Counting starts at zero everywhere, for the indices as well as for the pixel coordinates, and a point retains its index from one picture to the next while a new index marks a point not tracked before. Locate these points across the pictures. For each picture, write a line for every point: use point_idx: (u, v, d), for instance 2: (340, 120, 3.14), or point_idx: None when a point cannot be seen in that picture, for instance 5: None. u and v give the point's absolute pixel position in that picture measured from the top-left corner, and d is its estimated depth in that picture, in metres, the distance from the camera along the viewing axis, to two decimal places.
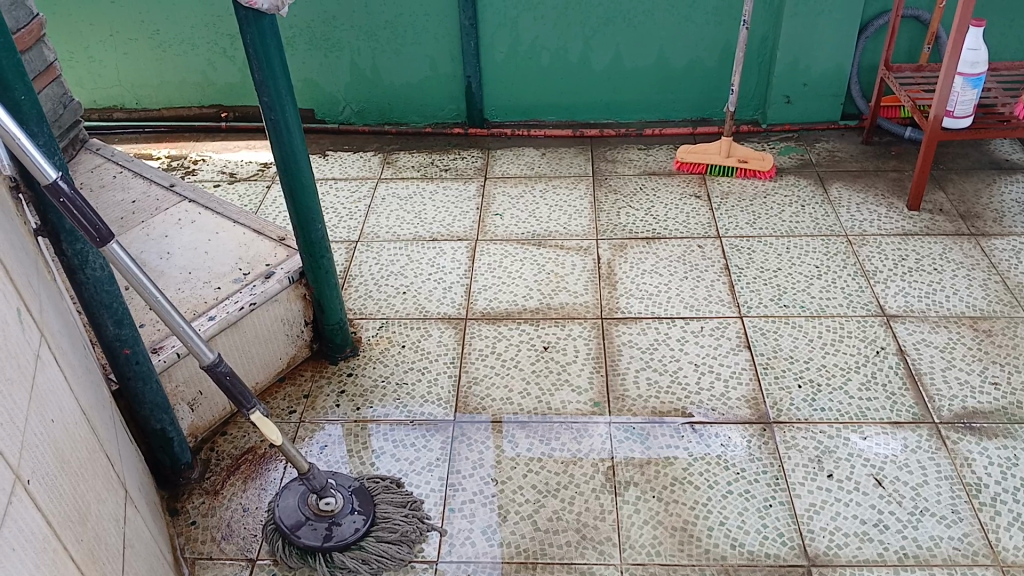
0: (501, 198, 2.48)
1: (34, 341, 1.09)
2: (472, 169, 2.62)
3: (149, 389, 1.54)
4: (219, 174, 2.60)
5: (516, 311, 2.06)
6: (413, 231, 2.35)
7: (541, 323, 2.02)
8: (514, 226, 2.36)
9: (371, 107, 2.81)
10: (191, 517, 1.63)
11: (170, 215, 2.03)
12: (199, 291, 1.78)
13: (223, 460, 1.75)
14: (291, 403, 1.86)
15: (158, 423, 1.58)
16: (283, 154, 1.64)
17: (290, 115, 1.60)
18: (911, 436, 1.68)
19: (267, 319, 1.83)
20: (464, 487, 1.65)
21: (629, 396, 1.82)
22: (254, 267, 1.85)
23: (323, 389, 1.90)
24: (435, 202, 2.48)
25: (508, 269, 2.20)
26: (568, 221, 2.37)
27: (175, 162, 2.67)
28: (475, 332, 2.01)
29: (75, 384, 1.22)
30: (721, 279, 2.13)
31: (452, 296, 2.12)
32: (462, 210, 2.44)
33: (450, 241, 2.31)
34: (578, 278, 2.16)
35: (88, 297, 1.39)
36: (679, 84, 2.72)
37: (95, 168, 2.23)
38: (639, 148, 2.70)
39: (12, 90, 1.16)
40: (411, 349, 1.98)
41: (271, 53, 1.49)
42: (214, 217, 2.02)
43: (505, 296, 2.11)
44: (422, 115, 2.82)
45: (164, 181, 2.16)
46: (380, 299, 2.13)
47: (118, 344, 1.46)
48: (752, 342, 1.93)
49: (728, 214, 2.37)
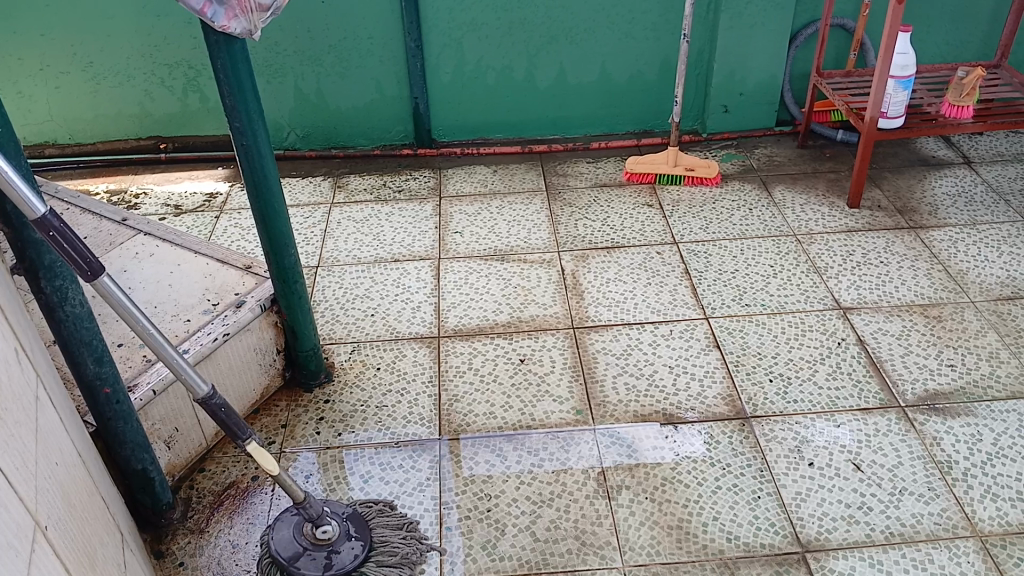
0: (458, 216, 2.48)
1: (32, 382, 1.05)
2: (425, 189, 2.61)
3: (130, 429, 1.49)
4: (164, 207, 2.53)
5: (488, 326, 2.07)
6: (374, 253, 2.33)
7: (513, 336, 2.04)
8: (475, 243, 2.36)
9: (318, 131, 2.78)
10: (178, 559, 1.58)
11: (126, 249, 1.96)
12: (168, 325, 1.73)
13: (205, 497, 1.70)
14: (269, 434, 1.82)
15: (139, 463, 1.53)
16: (254, 179, 1.61)
17: (262, 140, 1.57)
18: (881, 421, 1.76)
19: (240, 350, 1.79)
20: (458, 505, 1.64)
21: (610, 401, 1.84)
22: (223, 298, 1.81)
23: (301, 418, 1.86)
24: (392, 223, 2.46)
25: (474, 285, 2.21)
26: (528, 235, 2.40)
27: (116, 197, 2.59)
28: (450, 350, 2.00)
29: (68, 425, 1.17)
30: (683, 282, 2.19)
31: (422, 316, 2.11)
32: (420, 229, 2.43)
33: (413, 260, 2.30)
34: (545, 290, 2.18)
35: (68, 335, 1.34)
36: (622, 97, 2.79)
37: None
38: (587, 162, 2.75)
39: None
40: (387, 371, 1.96)
41: (243, 77, 1.47)
42: (172, 249, 1.96)
43: (475, 312, 2.12)
44: (369, 137, 2.80)
45: (116, 216, 2.08)
46: (348, 323, 2.10)
47: (98, 383, 1.41)
48: (720, 341, 1.99)
49: (681, 220, 2.44)
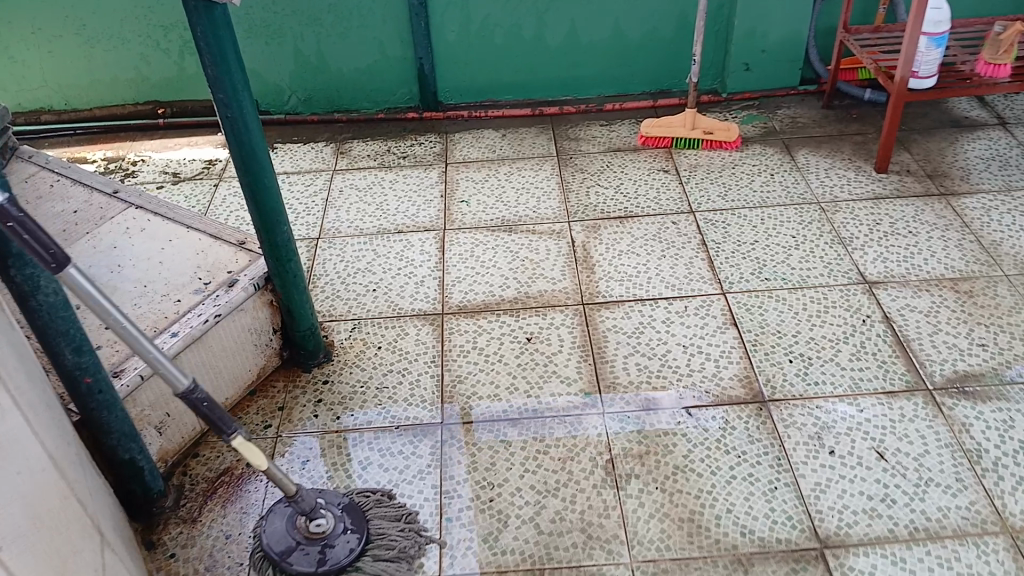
0: (465, 184, 2.38)
1: None
2: (430, 155, 2.51)
3: (116, 418, 1.43)
4: (161, 174, 2.45)
5: (493, 302, 1.98)
6: (377, 224, 2.24)
7: (521, 313, 1.95)
8: (482, 212, 2.26)
9: (320, 94, 2.66)
10: (169, 550, 1.54)
11: (117, 224, 1.87)
12: (157, 305, 1.66)
13: (198, 484, 1.65)
14: (265, 417, 1.76)
15: (126, 453, 1.48)
16: (242, 154, 1.51)
17: (248, 111, 1.47)
18: (906, 405, 1.66)
19: (233, 331, 1.71)
20: (459, 494, 1.57)
21: (620, 383, 1.76)
22: (215, 276, 1.73)
23: (299, 400, 1.80)
24: (396, 191, 2.36)
25: (480, 258, 2.11)
26: (537, 204, 2.29)
27: (113, 164, 2.51)
28: (453, 327, 1.92)
29: (38, 427, 1.11)
30: (700, 255, 2.08)
31: (425, 291, 2.03)
32: (425, 198, 2.33)
33: (417, 232, 2.20)
34: (554, 264, 2.08)
35: (43, 324, 1.26)
36: (638, 55, 2.64)
37: (30, 177, 2.04)
38: (601, 124, 2.63)
39: None
40: (387, 350, 1.88)
41: (225, 46, 1.37)
42: (165, 223, 1.87)
43: (480, 287, 2.03)
44: (372, 101, 2.69)
45: (107, 186, 1.99)
46: (349, 298, 2.02)
47: (78, 373, 1.34)
48: (738, 319, 1.89)
49: (698, 187, 2.32)
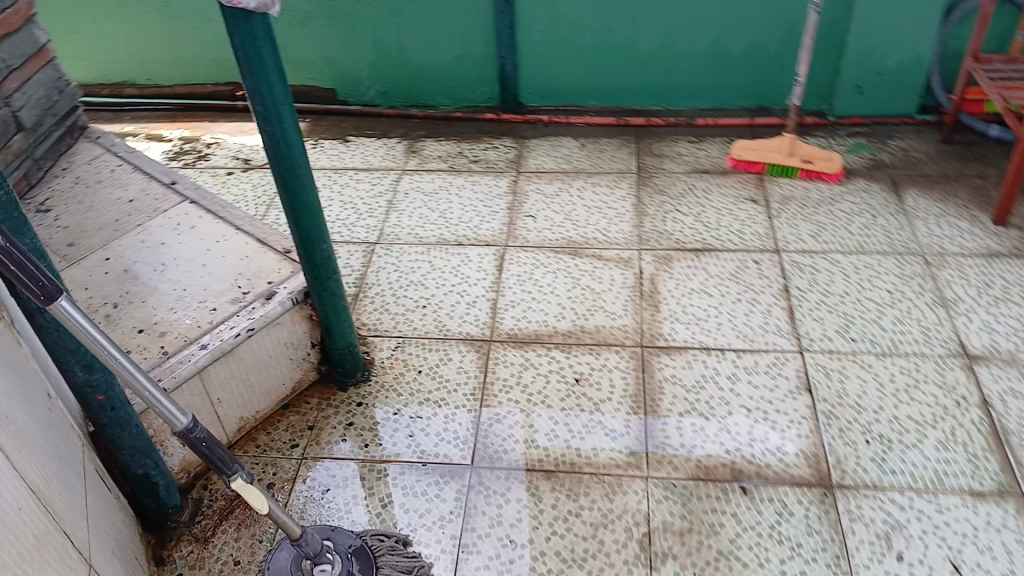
0: (534, 196, 2.24)
1: None
2: (503, 161, 2.37)
3: (129, 435, 1.37)
4: (233, 159, 2.39)
5: (546, 334, 1.84)
6: (436, 233, 2.13)
7: (573, 350, 1.80)
8: (548, 230, 2.12)
9: (396, 88, 2.58)
10: (177, 569, 1.48)
11: (169, 218, 1.82)
12: (192, 312, 1.60)
13: (217, 501, 1.59)
14: (293, 435, 1.69)
15: (140, 468, 1.42)
16: (281, 169, 1.43)
17: (289, 125, 1.38)
18: (997, 513, 1.44)
19: (268, 346, 1.63)
20: (478, 550, 1.46)
21: (670, 444, 1.60)
22: (254, 285, 1.66)
23: (330, 420, 1.71)
24: (462, 198, 2.24)
25: (539, 282, 1.97)
26: (608, 226, 2.13)
27: (187, 145, 2.46)
28: (499, 359, 1.80)
29: (22, 461, 1.05)
30: (780, 303, 1.88)
31: (476, 313, 1.90)
32: (490, 209, 2.20)
33: (476, 246, 2.08)
34: (618, 297, 1.92)
35: (52, 340, 1.21)
36: (738, 68, 2.42)
37: (93, 160, 2.01)
38: (690, 141, 2.44)
39: None
40: (427, 376, 1.78)
41: (264, 58, 1.28)
42: (215, 222, 1.81)
43: (534, 315, 1.89)
44: (451, 97, 2.58)
45: (165, 176, 1.95)
46: (397, 313, 1.92)
47: (89, 390, 1.29)
48: (813, 384, 1.69)
49: (788, 223, 2.11)
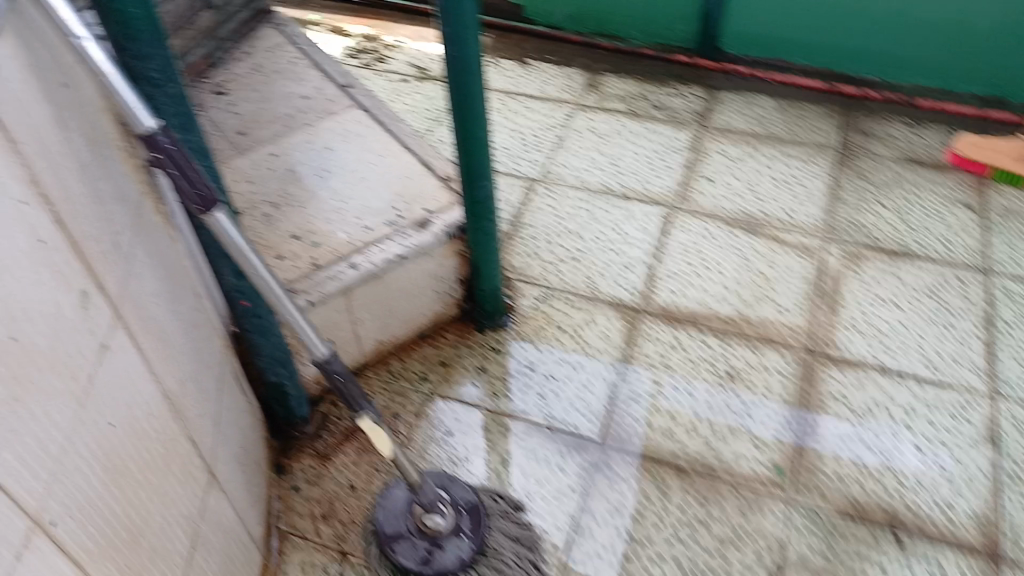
0: (717, 157, 2.03)
1: (105, 328, 0.88)
2: (688, 112, 2.17)
3: (268, 344, 1.34)
4: (409, 67, 2.32)
5: (704, 315, 1.69)
6: (603, 180, 1.98)
7: (731, 338, 1.65)
8: (727, 198, 1.93)
9: (589, 12, 2.38)
10: (295, 482, 1.48)
11: (339, 123, 1.77)
12: (346, 226, 1.55)
13: (343, 421, 1.56)
14: (425, 368, 1.64)
15: (274, 376, 1.40)
16: (458, 99, 1.34)
17: (473, 55, 1.28)
18: None
19: (417, 275, 1.58)
20: (593, 536, 1.37)
21: (822, 470, 1.44)
22: (411, 210, 1.58)
23: (462, 360, 1.65)
24: (637, 146, 2.07)
25: (705, 256, 1.81)
26: (794, 206, 1.91)
27: (368, 43, 2.41)
28: (647, 333, 1.66)
29: (161, 362, 1.01)
30: (980, 335, 1.64)
31: (631, 278, 1.77)
32: (665, 163, 2.02)
33: (643, 202, 1.92)
34: (791, 290, 1.74)
35: (209, 241, 1.17)
36: (984, 49, 2.08)
37: (274, 48, 1.98)
38: (906, 124, 2.15)
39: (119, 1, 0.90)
40: (569, 335, 1.67)
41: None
42: (382, 134, 1.74)
43: (694, 291, 1.74)
44: (643, 31, 2.36)
45: (341, 78, 1.88)
46: (547, 262, 1.81)
47: (236, 295, 1.25)
48: (1003, 438, 1.47)
49: (1006, 241, 1.84)
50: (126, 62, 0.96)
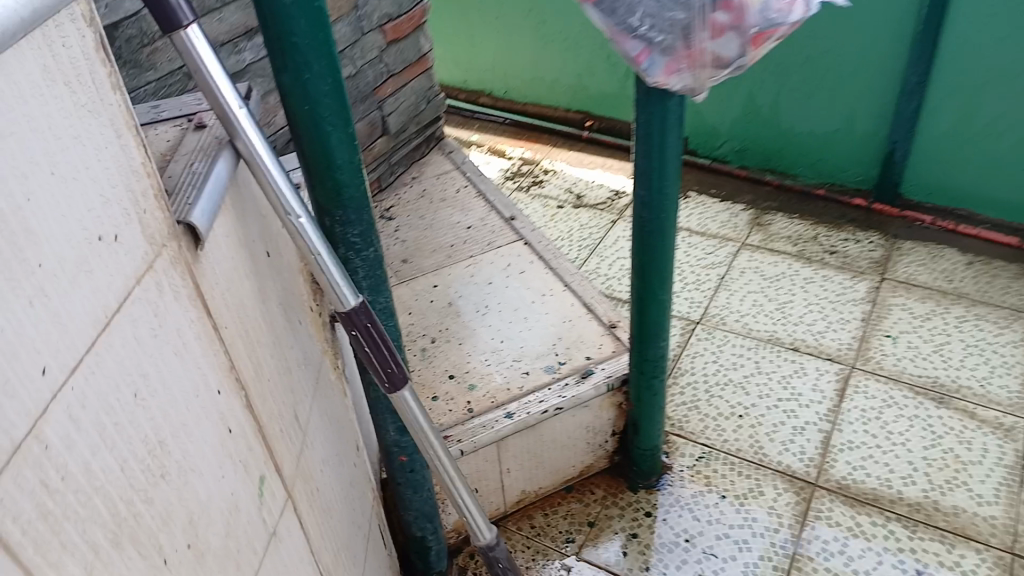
0: (897, 312, 1.88)
1: (276, 512, 0.85)
2: (866, 260, 2.04)
3: (418, 498, 1.28)
4: (566, 192, 2.30)
5: (887, 497, 1.51)
6: (770, 329, 1.86)
7: (919, 529, 1.45)
8: (910, 361, 1.76)
9: (755, 148, 2.33)
10: None
11: (502, 256, 1.77)
12: (504, 371, 1.50)
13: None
14: (571, 526, 1.53)
15: (419, 531, 1.33)
16: (642, 260, 1.25)
17: (669, 218, 1.19)
18: None
19: (570, 426, 1.49)
20: None
21: None
22: (572, 358, 1.50)
23: (612, 523, 1.53)
24: (807, 293, 1.94)
25: (887, 426, 1.63)
26: (989, 377, 1.72)
27: (526, 167, 2.42)
28: (821, 511, 1.50)
29: (321, 538, 0.98)
30: None
31: (802, 444, 1.62)
32: (841, 315, 1.88)
33: (816, 358, 1.78)
34: (989, 478, 1.53)
35: (377, 397, 1.12)
36: None
37: (442, 175, 2.04)
38: None
39: (331, 155, 0.91)
40: (730, 504, 1.52)
41: (669, 144, 1.10)
42: (545, 272, 1.71)
43: (875, 466, 1.57)
44: (815, 169, 2.27)
45: (505, 211, 1.90)
46: (708, 416, 1.68)
47: (395, 450, 1.20)
48: None
49: None
50: (331, 226, 0.97)
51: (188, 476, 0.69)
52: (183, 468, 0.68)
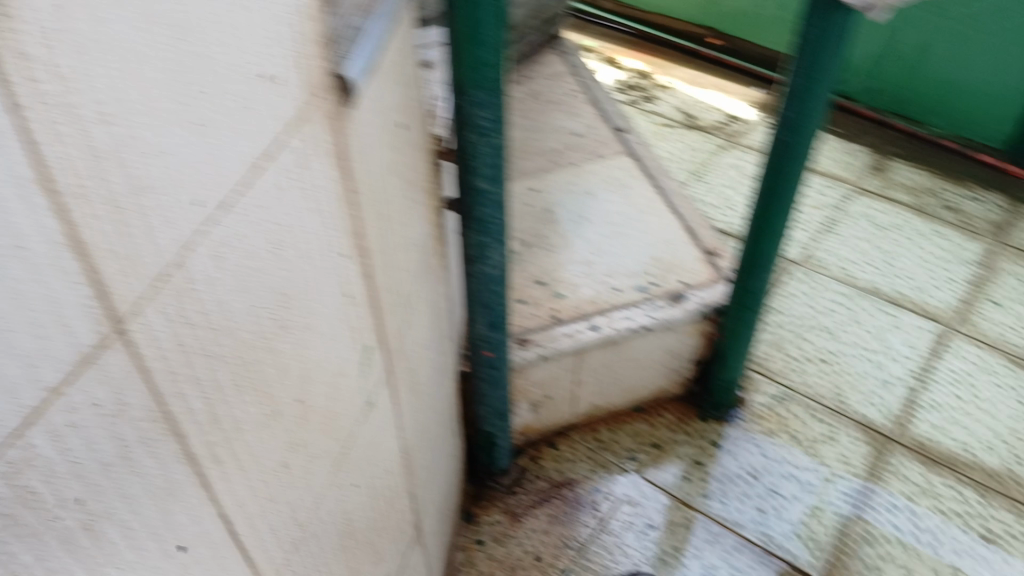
0: (1011, 283, 1.88)
1: (371, 384, 0.91)
2: (984, 221, 2.04)
3: (495, 394, 1.35)
4: (676, 112, 2.24)
5: (966, 465, 1.54)
6: (872, 280, 1.88)
7: (994, 500, 1.49)
8: (1015, 332, 1.77)
9: (889, 89, 2.35)
10: (480, 534, 1.43)
11: (609, 171, 1.74)
12: (593, 282, 1.52)
13: (540, 480, 1.52)
14: (636, 445, 1.58)
15: (490, 427, 1.40)
16: (770, 184, 1.29)
17: (806, 142, 1.22)
18: None
19: (652, 346, 1.53)
20: None
21: None
22: (666, 280, 1.53)
23: (678, 447, 1.57)
24: (917, 249, 1.96)
25: (978, 394, 1.65)
26: None
27: (640, 79, 2.35)
28: (897, 467, 1.53)
29: (405, 415, 1.04)
30: None
31: (886, 399, 1.64)
32: (948, 276, 1.89)
33: (915, 315, 1.80)
34: None
35: (474, 290, 1.19)
36: None
37: (555, 75, 1.99)
38: None
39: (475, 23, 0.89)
40: (803, 448, 1.55)
41: (823, 64, 1.12)
42: (651, 189, 1.71)
43: (956, 433, 1.59)
44: (950, 120, 2.28)
45: (614, 120, 1.85)
46: (791, 356, 1.72)
47: (482, 344, 1.27)
48: None
49: None
50: (462, 105, 0.97)
51: (306, 334, 0.75)
52: (304, 324, 0.74)
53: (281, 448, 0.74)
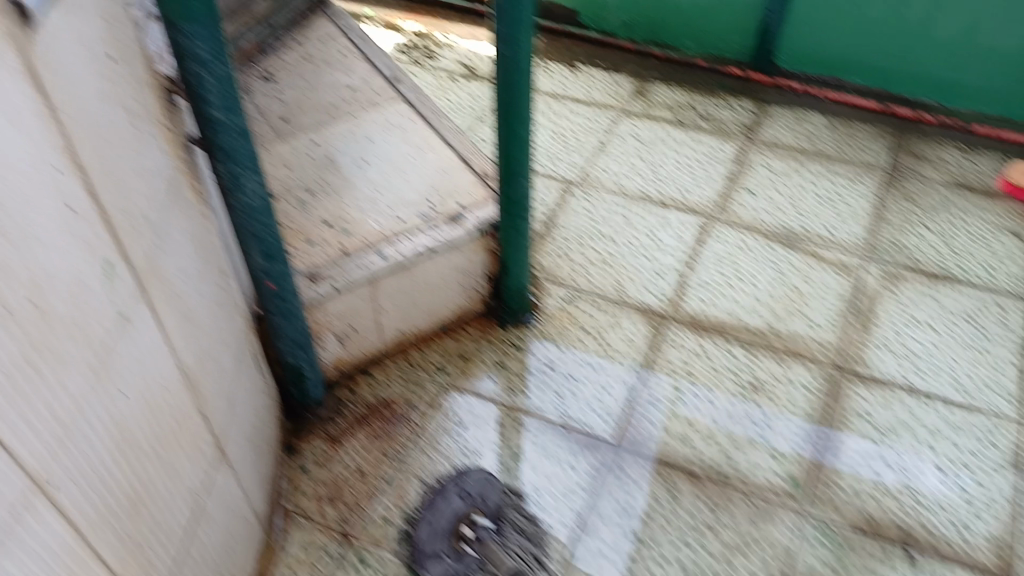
0: (762, 172, 2.12)
1: (124, 299, 0.97)
2: (738, 124, 2.28)
3: (290, 325, 1.43)
4: (456, 64, 2.37)
5: (733, 327, 1.74)
6: (643, 187, 2.07)
7: (759, 352, 1.69)
8: (767, 211, 2.01)
9: (643, 22, 2.54)
10: (304, 463, 1.52)
11: (380, 116, 1.85)
12: (378, 216, 1.63)
13: (357, 406, 1.62)
14: (444, 360, 1.70)
15: (294, 359, 1.48)
16: (506, 98, 1.42)
17: (525, 52, 1.36)
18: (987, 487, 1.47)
19: (443, 268, 1.65)
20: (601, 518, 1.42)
21: (839, 484, 1.47)
22: (444, 204, 1.65)
23: (482, 354, 1.71)
24: (679, 155, 2.17)
25: (740, 267, 1.87)
26: (836, 224, 1.98)
27: (419, 40, 2.47)
28: (673, 339, 1.72)
29: (179, 337, 1.11)
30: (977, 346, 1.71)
31: (661, 285, 1.83)
32: (707, 173, 2.12)
33: (682, 211, 2.01)
34: (826, 307, 1.79)
35: (240, 222, 1.27)
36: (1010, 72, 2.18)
37: (326, 39, 2.08)
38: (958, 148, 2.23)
39: None
40: (591, 336, 1.72)
41: None
42: (424, 128, 1.82)
43: (723, 302, 1.79)
44: (697, 41, 2.50)
45: (387, 71, 1.97)
46: (576, 262, 1.88)
47: (264, 276, 1.35)
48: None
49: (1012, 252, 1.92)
50: (177, 39, 1.05)
51: (33, 245, 0.80)
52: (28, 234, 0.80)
53: (29, 347, 0.79)
